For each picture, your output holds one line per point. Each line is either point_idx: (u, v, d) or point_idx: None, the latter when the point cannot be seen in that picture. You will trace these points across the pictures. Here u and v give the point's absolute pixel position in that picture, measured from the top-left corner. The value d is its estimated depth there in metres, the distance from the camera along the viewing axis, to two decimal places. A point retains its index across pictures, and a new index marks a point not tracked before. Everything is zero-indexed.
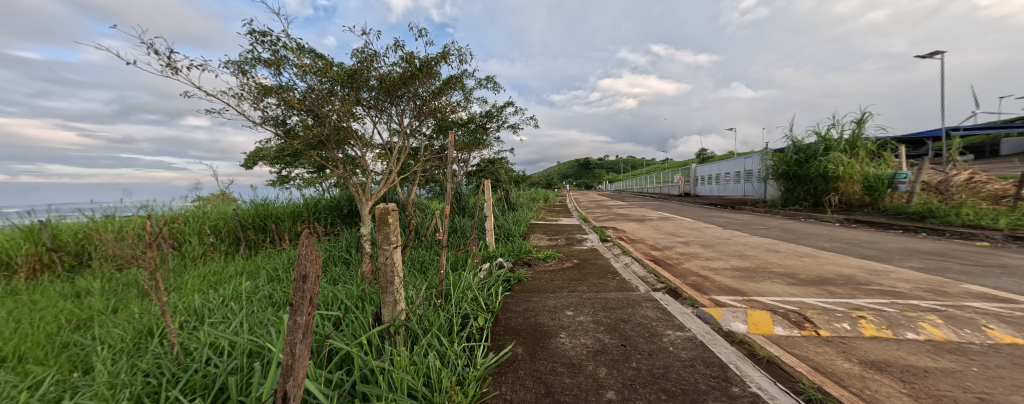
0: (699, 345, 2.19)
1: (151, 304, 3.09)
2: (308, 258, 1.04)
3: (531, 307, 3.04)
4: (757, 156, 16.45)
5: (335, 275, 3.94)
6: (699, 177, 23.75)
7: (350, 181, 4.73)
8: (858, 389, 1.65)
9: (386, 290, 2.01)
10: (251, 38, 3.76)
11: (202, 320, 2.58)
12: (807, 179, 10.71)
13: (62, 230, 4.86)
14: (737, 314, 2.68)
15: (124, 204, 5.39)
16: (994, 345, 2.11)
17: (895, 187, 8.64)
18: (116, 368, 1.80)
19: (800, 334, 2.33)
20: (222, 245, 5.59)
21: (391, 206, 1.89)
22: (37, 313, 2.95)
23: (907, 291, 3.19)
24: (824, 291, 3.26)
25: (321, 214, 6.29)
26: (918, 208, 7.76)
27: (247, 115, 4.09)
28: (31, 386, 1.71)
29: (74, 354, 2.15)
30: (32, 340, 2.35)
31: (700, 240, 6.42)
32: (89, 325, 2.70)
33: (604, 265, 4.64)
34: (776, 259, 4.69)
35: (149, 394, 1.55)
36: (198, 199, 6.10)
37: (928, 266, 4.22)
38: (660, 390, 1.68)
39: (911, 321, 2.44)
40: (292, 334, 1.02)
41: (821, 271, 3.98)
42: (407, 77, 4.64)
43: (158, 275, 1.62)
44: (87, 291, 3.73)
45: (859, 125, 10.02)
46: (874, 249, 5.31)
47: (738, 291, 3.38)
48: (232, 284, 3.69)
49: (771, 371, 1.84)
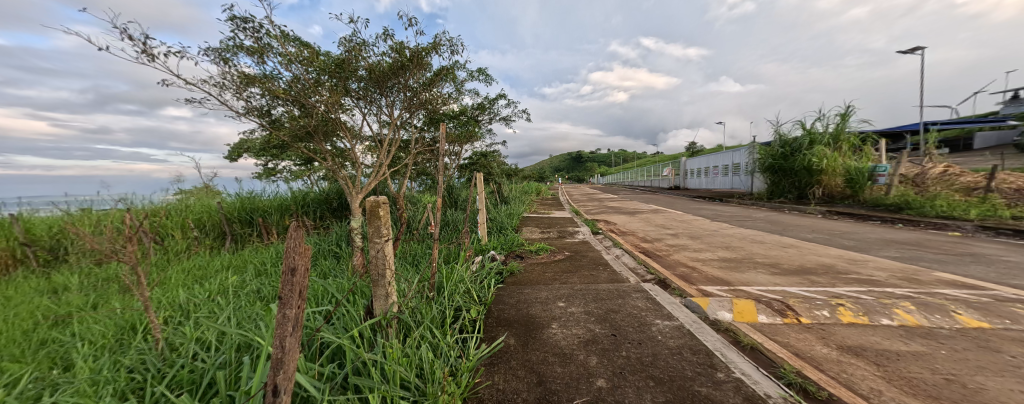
0: (686, 333, 2.25)
1: (133, 300, 3.00)
2: (297, 251, 1.00)
3: (524, 299, 3.07)
4: (746, 149, 16.70)
5: (325, 269, 3.91)
6: (689, 170, 24.03)
7: (339, 174, 4.59)
8: (836, 373, 1.72)
9: (378, 283, 2.00)
10: (232, 24, 3.62)
11: (187, 315, 2.53)
12: (792, 172, 10.96)
13: (35, 224, 4.68)
14: (722, 303, 2.74)
15: (102, 197, 5.20)
16: (961, 329, 2.23)
17: (874, 180, 8.97)
18: (98, 365, 1.75)
19: (783, 322, 2.41)
20: (207, 239, 5.45)
21: (382, 199, 1.92)
22: (13, 310, 2.85)
23: (883, 279, 3.34)
24: (806, 280, 3.38)
25: (310, 208, 6.21)
26: (895, 200, 8.06)
27: (229, 106, 3.95)
28: (9, 383, 1.67)
29: (53, 351, 2.08)
30: (8, 337, 2.27)
31: (689, 232, 6.57)
32: (67, 322, 2.61)
33: (595, 257, 4.69)
34: (761, 250, 4.84)
35: (135, 390, 1.53)
36: (181, 192, 5.92)
37: (904, 255, 4.42)
38: (649, 377, 1.74)
39: (886, 308, 2.55)
40: (281, 328, 1.00)
41: (803, 261, 4.11)
42: (398, 67, 4.56)
43: (139, 269, 1.54)
44: (65, 287, 3.60)
45: (843, 119, 10.24)
46: (854, 240, 5.52)
47: (724, 281, 3.48)
48: (217, 278, 3.62)
49: (754, 357, 1.90)
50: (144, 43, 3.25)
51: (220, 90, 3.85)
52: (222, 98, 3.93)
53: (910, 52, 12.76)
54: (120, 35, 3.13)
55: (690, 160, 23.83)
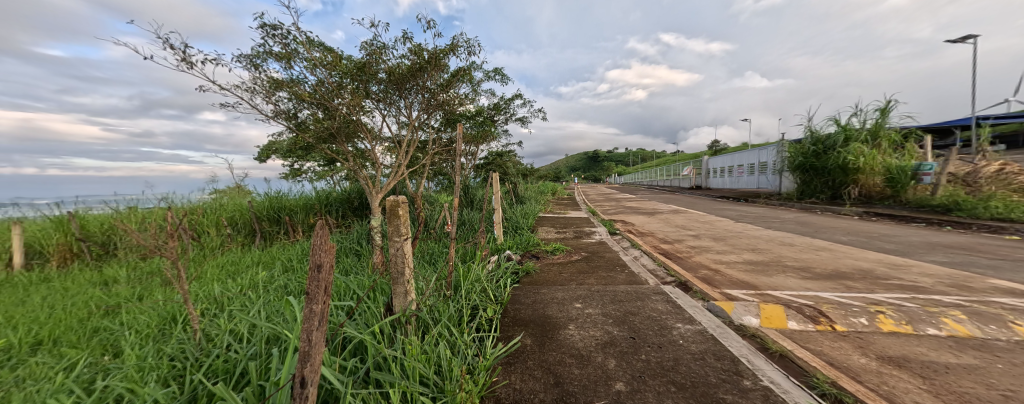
0: (709, 338, 2.17)
1: (174, 293, 3.22)
2: (322, 248, 1.04)
3: (540, 299, 3.06)
4: (773, 147, 15.97)
5: (347, 265, 4.05)
6: (712, 170, 23.24)
7: (360, 174, 4.73)
8: (875, 384, 1.61)
9: (397, 281, 2.05)
10: (262, 31, 3.79)
11: (222, 308, 2.69)
12: (825, 171, 10.37)
13: (89, 220, 5.09)
14: (749, 308, 2.63)
15: (147, 196, 5.58)
16: (1020, 342, 2.04)
17: (919, 179, 8.41)
18: (143, 353, 1.88)
19: (815, 329, 2.29)
20: (239, 236, 5.75)
21: (401, 198, 1.95)
22: (69, 300, 3.10)
23: (929, 286, 3.10)
24: (841, 285, 3.19)
25: (333, 207, 6.44)
26: (943, 200, 7.49)
27: (259, 109, 4.14)
28: (68, 367, 1.83)
29: (104, 338, 2.25)
30: (66, 325, 2.48)
31: (712, 233, 6.34)
32: (116, 311, 2.82)
33: (613, 258, 4.61)
34: (790, 252, 4.61)
35: (176, 377, 1.63)
36: (215, 191, 6.29)
37: (953, 260, 4.10)
38: (670, 382, 1.69)
39: (932, 316, 2.37)
40: (308, 322, 1.04)
41: (837, 265, 3.88)
42: (416, 69, 4.64)
43: (179, 264, 1.64)
44: (115, 279, 3.90)
45: (882, 114, 9.60)
46: (894, 243, 5.16)
47: (751, 285, 3.33)
48: (248, 273, 3.82)
49: (783, 366, 1.82)
50: (183, 52, 3.45)
51: (251, 95, 4.05)
52: (253, 103, 4.13)
53: (960, 41, 11.79)
54: (162, 45, 3.35)
55: (713, 158, 23.00)
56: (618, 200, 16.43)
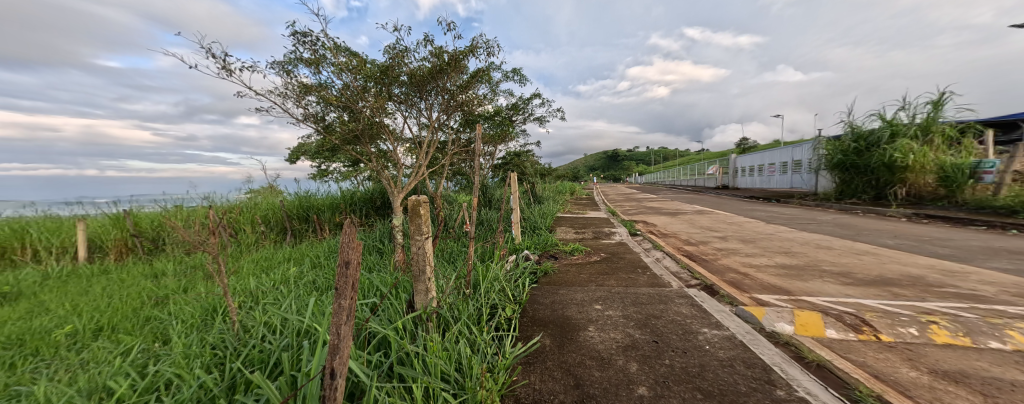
0: (738, 344, 2.07)
1: (215, 286, 3.45)
2: (350, 246, 1.08)
3: (559, 300, 3.03)
4: (809, 145, 15.06)
5: (370, 263, 4.18)
6: (741, 169, 22.20)
7: (382, 174, 4.88)
8: (927, 400, 1.49)
9: (419, 278, 2.10)
10: (294, 39, 3.98)
11: (257, 301, 2.85)
12: (867, 169, 9.66)
13: (141, 218, 5.54)
14: (782, 314, 2.50)
15: (191, 196, 6.00)
16: None
17: (978, 178, 7.66)
18: (188, 341, 2.02)
19: (857, 339, 2.14)
20: (272, 233, 6.07)
21: (423, 198, 1.99)
22: (125, 290, 3.39)
23: (990, 295, 2.83)
24: (886, 292, 2.97)
25: (357, 206, 6.67)
26: (1007, 201, 6.80)
27: (290, 113, 4.35)
28: (124, 352, 1.99)
29: (155, 327, 2.44)
30: (123, 314, 2.70)
31: (740, 235, 6.06)
32: (165, 302, 3.05)
33: (634, 259, 4.50)
34: (828, 256, 4.33)
35: (217, 364, 1.75)
36: (250, 191, 6.67)
37: (1019, 267, 3.71)
38: (695, 388, 1.63)
39: (994, 329, 2.16)
40: (337, 316, 1.08)
41: (882, 271, 3.60)
42: (436, 71, 4.72)
43: (220, 259, 1.76)
44: (163, 272, 4.22)
45: (935, 107, 8.83)
46: (949, 247, 4.74)
47: (784, 289, 3.16)
48: (280, 269, 4.03)
49: (822, 376, 1.71)
50: (223, 60, 3.69)
51: (283, 99, 4.27)
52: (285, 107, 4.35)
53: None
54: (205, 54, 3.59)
55: (741, 157, 21.99)
56: (640, 200, 16.02)
